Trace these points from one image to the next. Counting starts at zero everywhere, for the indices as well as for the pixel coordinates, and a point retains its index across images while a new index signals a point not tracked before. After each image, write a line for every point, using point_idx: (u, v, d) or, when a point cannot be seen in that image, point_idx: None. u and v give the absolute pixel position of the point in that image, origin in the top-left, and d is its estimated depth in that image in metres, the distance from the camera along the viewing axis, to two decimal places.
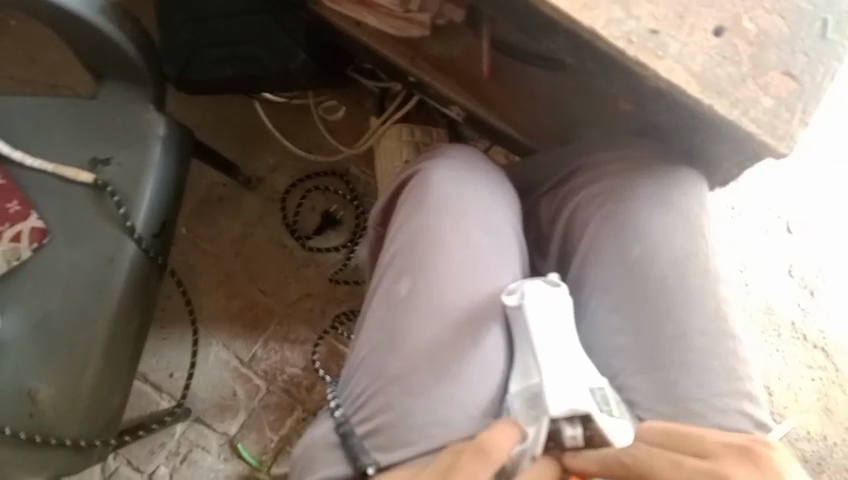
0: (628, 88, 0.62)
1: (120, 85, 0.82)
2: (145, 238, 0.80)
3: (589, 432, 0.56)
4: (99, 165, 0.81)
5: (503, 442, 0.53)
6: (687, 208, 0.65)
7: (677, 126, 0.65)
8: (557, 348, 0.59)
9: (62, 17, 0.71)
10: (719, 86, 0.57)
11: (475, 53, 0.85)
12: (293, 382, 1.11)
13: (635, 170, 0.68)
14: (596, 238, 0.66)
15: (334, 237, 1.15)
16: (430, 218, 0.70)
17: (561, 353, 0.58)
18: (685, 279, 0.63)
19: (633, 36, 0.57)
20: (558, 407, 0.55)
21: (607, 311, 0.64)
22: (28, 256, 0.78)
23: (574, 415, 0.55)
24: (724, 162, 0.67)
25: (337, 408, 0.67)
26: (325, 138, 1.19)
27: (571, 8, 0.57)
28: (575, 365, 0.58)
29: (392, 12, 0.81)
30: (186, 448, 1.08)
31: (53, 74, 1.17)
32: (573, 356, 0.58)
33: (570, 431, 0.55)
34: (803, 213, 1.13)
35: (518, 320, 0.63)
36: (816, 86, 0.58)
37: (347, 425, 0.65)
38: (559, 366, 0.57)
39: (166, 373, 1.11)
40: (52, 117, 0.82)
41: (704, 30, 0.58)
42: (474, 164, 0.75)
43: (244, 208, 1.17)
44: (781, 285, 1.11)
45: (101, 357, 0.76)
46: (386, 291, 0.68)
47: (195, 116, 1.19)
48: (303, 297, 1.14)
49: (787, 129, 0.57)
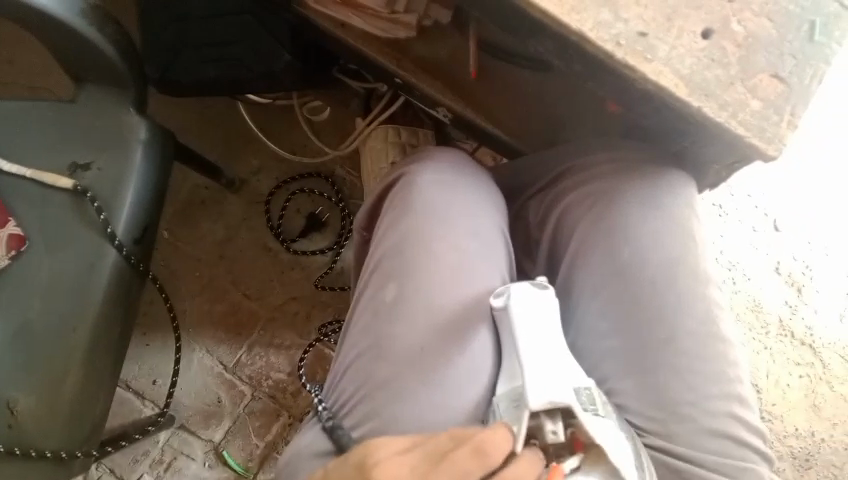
0: (616, 90, 0.62)
1: (99, 88, 0.80)
2: (127, 244, 0.78)
3: (572, 430, 0.54)
4: (79, 170, 0.79)
5: (501, 445, 0.50)
6: (677, 209, 0.65)
7: (666, 128, 0.64)
8: (540, 348, 0.57)
9: (39, 19, 0.69)
10: (707, 89, 0.56)
11: (461, 55, 0.84)
12: (278, 387, 1.09)
13: (623, 171, 0.67)
14: (586, 240, 0.66)
15: (319, 240, 1.14)
16: (417, 221, 0.69)
17: (549, 353, 0.56)
18: (675, 282, 0.62)
19: (621, 38, 0.56)
20: (537, 400, 0.52)
21: (597, 314, 0.63)
22: (5, 263, 0.76)
23: (555, 409, 0.53)
24: (714, 164, 0.67)
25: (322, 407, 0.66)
26: (309, 139, 1.17)
27: (558, 10, 0.56)
28: (558, 364, 0.56)
29: (377, 13, 0.79)
30: (171, 456, 1.07)
31: (31, 76, 1.15)
32: (556, 357, 0.56)
33: (550, 425, 0.53)
34: (792, 212, 1.14)
35: (506, 322, 0.62)
36: (804, 89, 0.57)
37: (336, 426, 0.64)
38: (544, 363, 0.55)
39: (149, 380, 1.09)
40: (30, 122, 0.81)
41: (692, 32, 0.57)
42: (459, 167, 0.74)
43: (227, 211, 1.15)
44: (768, 282, 1.12)
45: (82, 366, 0.75)
46: (372, 296, 0.67)
47: (176, 118, 1.17)
48: (288, 301, 1.13)
49: (776, 132, 0.57)
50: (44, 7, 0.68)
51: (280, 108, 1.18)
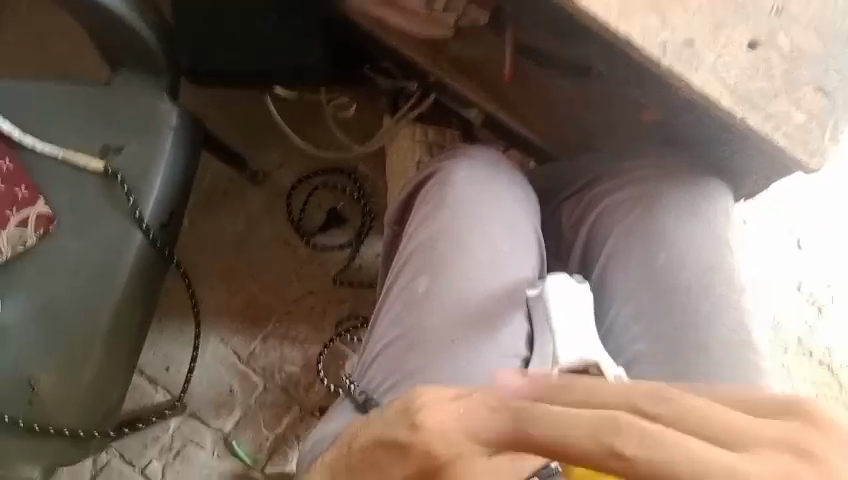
0: (658, 96, 0.62)
1: (135, 72, 0.81)
2: (153, 228, 0.78)
3: None
4: (110, 152, 0.79)
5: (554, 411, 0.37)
6: (713, 218, 0.67)
7: (706, 138, 0.65)
8: (574, 322, 0.58)
9: (84, 1, 0.69)
10: (752, 100, 0.56)
11: (495, 57, 0.86)
12: (290, 381, 1.09)
13: (659, 179, 0.69)
14: (619, 245, 0.67)
15: (339, 235, 1.15)
16: (451, 216, 0.69)
17: (580, 325, 0.58)
18: (709, 288, 0.64)
19: (667, 46, 0.56)
20: (566, 356, 0.55)
21: (628, 318, 0.64)
22: (33, 242, 0.77)
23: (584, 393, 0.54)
24: (752, 176, 0.67)
25: (355, 388, 0.65)
26: (334, 134, 1.18)
27: (607, 15, 0.56)
28: (590, 336, 0.57)
29: (417, 13, 0.83)
30: (180, 443, 1.07)
31: (59, 58, 1.15)
32: (590, 332, 0.57)
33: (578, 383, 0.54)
34: (816, 231, 1.14)
35: (540, 310, 0.63)
36: (846, 105, 0.58)
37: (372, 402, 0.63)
38: (575, 333, 0.57)
39: (162, 366, 1.09)
40: (63, 103, 0.81)
41: (739, 43, 0.57)
42: (495, 165, 0.75)
43: (248, 202, 1.15)
44: (790, 301, 1.12)
45: (104, 347, 0.75)
46: (404, 288, 0.67)
47: (202, 107, 1.17)
48: (304, 295, 1.13)
49: (819, 146, 0.57)
50: None
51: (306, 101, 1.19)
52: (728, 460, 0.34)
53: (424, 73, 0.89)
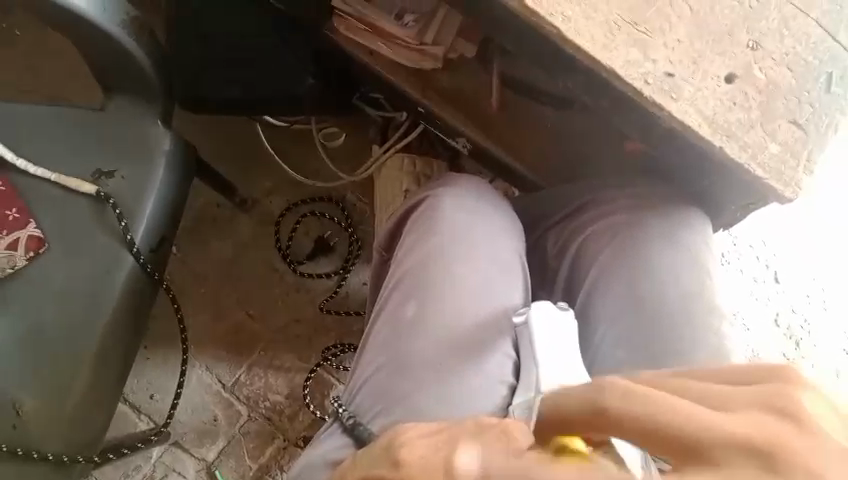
0: (638, 127, 0.64)
1: (128, 98, 0.81)
2: (143, 252, 0.79)
3: None
4: (102, 177, 0.80)
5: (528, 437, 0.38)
6: (692, 246, 0.69)
7: (686, 170, 0.67)
8: (558, 356, 0.60)
9: (85, 31, 0.71)
10: (729, 130, 0.59)
11: (483, 89, 0.89)
12: (275, 410, 1.09)
13: (643, 208, 0.72)
14: (602, 272, 0.70)
15: (326, 264, 1.16)
16: (438, 241, 0.71)
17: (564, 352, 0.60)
18: (690, 315, 0.65)
19: (649, 77, 0.59)
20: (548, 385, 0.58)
21: (612, 344, 0.66)
22: (23, 264, 0.77)
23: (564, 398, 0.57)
24: (730, 205, 0.69)
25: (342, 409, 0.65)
26: (323, 164, 1.20)
27: (592, 47, 0.59)
28: (572, 365, 0.59)
29: (407, 44, 0.86)
30: (162, 472, 1.06)
31: (51, 85, 1.17)
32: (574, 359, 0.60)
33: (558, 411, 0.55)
34: (793, 265, 1.17)
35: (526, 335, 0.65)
36: (821, 136, 0.61)
37: (360, 426, 0.63)
38: (557, 358, 0.60)
39: (146, 394, 1.09)
40: (56, 126, 0.82)
41: (716, 76, 0.60)
42: (480, 193, 0.77)
43: (236, 230, 1.16)
44: (767, 334, 1.14)
45: (90, 372, 0.74)
46: (392, 312, 0.68)
47: (194, 136, 1.19)
48: (291, 323, 1.13)
49: (793, 176, 0.60)
50: (86, 15, 0.69)
51: (297, 132, 1.21)
52: (709, 418, 0.32)
53: (414, 106, 0.92)
